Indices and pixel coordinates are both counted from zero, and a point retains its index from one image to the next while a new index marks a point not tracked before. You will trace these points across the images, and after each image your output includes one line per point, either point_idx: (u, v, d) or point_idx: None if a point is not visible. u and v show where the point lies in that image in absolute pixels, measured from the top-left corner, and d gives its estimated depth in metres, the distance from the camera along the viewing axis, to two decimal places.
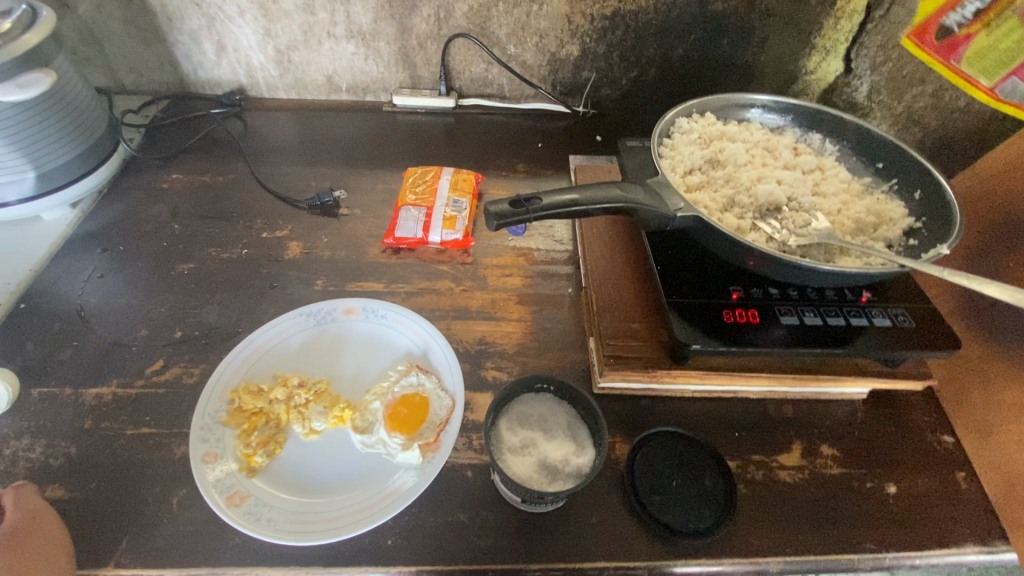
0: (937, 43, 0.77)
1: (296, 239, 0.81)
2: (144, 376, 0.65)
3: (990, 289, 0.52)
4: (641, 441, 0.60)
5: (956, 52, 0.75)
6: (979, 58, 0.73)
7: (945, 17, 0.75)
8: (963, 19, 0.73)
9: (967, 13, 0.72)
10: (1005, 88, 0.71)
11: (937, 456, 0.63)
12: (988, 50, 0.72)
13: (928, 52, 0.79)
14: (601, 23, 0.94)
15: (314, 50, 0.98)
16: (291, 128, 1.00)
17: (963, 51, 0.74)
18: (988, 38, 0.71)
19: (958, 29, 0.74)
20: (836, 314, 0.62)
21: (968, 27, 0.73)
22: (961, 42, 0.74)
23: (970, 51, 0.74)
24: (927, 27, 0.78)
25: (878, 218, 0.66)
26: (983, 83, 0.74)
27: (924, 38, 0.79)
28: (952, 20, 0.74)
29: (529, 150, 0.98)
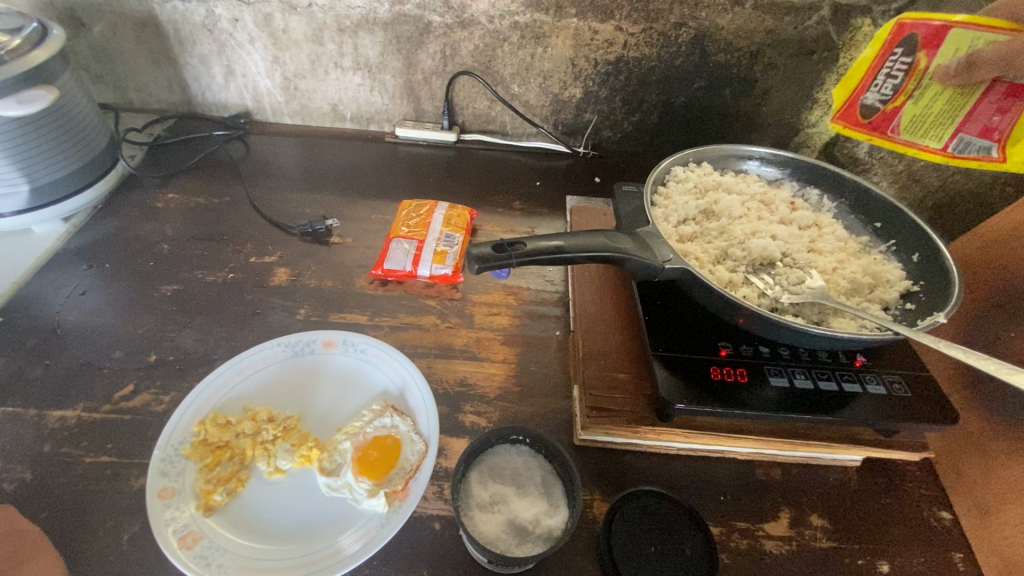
0: (863, 122, 0.76)
1: (284, 265, 0.80)
2: (112, 401, 0.63)
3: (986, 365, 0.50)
4: (620, 499, 0.57)
5: (889, 124, 0.73)
6: (918, 124, 0.70)
7: (864, 96, 0.74)
8: (883, 96, 0.72)
9: (884, 92, 0.72)
10: (957, 145, 0.69)
11: (934, 534, 0.60)
12: (923, 117, 0.69)
13: (860, 130, 0.76)
14: (604, 67, 0.95)
15: (320, 79, 1.00)
16: (293, 154, 1.01)
17: (896, 124, 0.72)
18: (915, 106, 0.69)
19: (880, 105, 0.73)
20: (828, 378, 0.60)
21: (891, 102, 0.71)
22: (891, 116, 0.72)
23: (904, 122, 0.71)
24: (850, 109, 0.77)
25: (874, 279, 0.64)
26: (932, 146, 0.70)
27: (850, 120, 0.77)
28: (872, 99, 0.74)
29: (527, 188, 0.98)
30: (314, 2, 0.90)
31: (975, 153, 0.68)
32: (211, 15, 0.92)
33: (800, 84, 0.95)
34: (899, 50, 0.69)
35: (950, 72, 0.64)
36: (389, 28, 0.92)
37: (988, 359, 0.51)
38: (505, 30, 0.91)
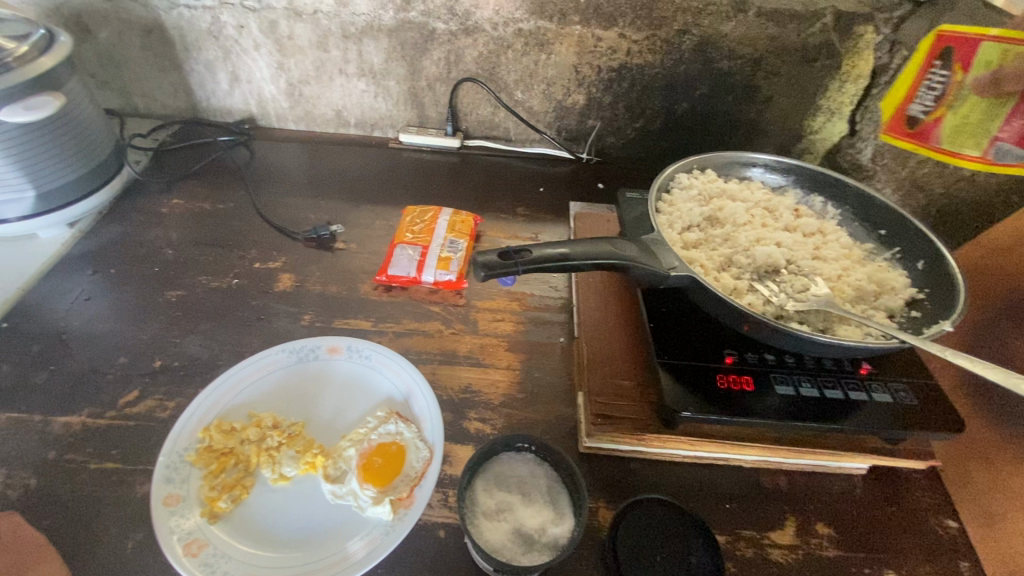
0: (906, 132, 0.81)
1: (288, 271, 0.80)
2: (117, 407, 0.63)
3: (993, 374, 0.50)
4: (626, 507, 0.57)
5: (931, 134, 0.78)
6: (958, 134, 0.75)
7: (911, 106, 0.80)
8: (926, 107, 0.78)
9: (927, 103, 0.78)
10: (996, 151, 0.73)
11: (941, 543, 0.60)
12: (963, 127, 0.75)
13: (905, 139, 0.82)
14: (607, 74, 0.95)
15: (325, 86, 1.00)
16: (298, 160, 1.01)
17: (939, 134, 0.77)
18: (955, 116, 0.75)
19: (924, 117, 0.79)
20: (834, 385, 0.60)
21: (932, 115, 0.78)
22: (933, 127, 0.78)
23: (945, 132, 0.77)
24: (895, 120, 0.83)
25: (879, 286, 0.64)
26: (972, 154, 0.75)
27: (896, 131, 0.83)
28: (917, 109, 0.79)
29: (530, 194, 0.98)
30: (319, 9, 0.90)
31: (1012, 161, 0.73)
32: (217, 22, 0.93)
33: (803, 91, 0.95)
34: (938, 63, 0.76)
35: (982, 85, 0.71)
36: (393, 35, 0.93)
37: (994, 368, 0.51)
38: (509, 37, 0.92)
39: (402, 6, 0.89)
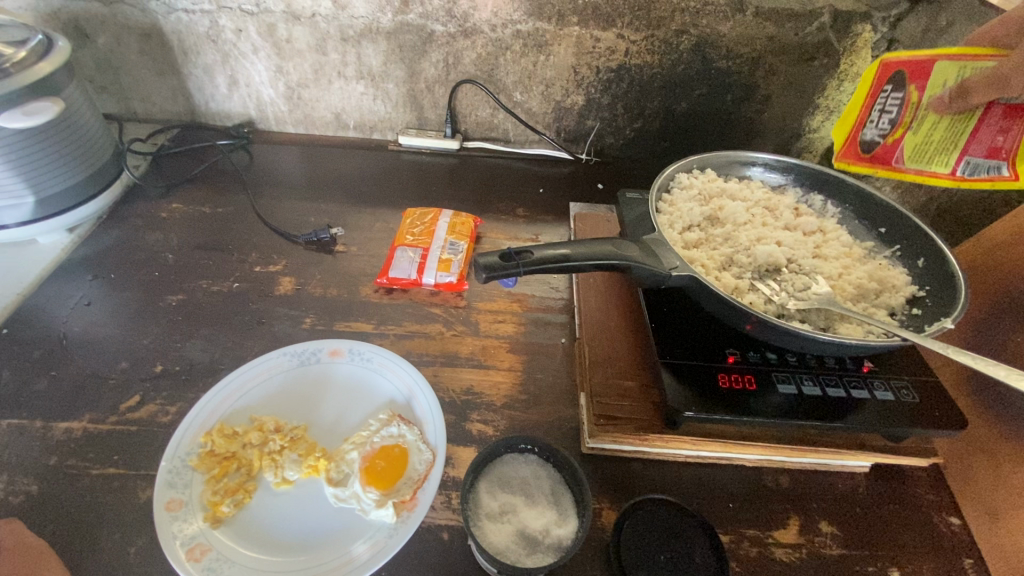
0: (864, 157, 0.74)
1: (289, 274, 0.80)
2: (118, 412, 0.63)
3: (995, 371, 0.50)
4: (629, 507, 0.57)
5: (893, 156, 0.70)
6: (923, 152, 0.67)
7: (864, 132, 0.73)
8: (882, 130, 0.71)
9: (882, 127, 0.71)
10: (967, 168, 0.65)
11: (944, 540, 0.60)
12: (925, 146, 0.67)
13: (865, 165, 0.74)
14: (606, 75, 0.95)
15: (324, 89, 1.00)
16: (297, 163, 1.01)
17: (900, 154, 0.69)
18: (916, 137, 0.67)
19: (880, 140, 0.72)
20: (836, 383, 0.60)
21: (891, 136, 0.70)
22: (892, 149, 0.70)
23: (907, 152, 0.69)
24: (851, 144, 0.76)
25: (880, 284, 0.64)
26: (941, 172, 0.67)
27: (853, 156, 0.76)
28: (872, 134, 0.73)
29: (530, 195, 0.98)
30: (318, 13, 0.90)
31: (986, 176, 0.64)
32: (216, 26, 0.93)
33: (801, 90, 0.95)
34: (888, 87, 0.70)
35: (941, 101, 0.62)
36: (392, 38, 0.93)
37: (996, 365, 0.52)
38: (507, 39, 0.92)
39: (400, 9, 0.89)
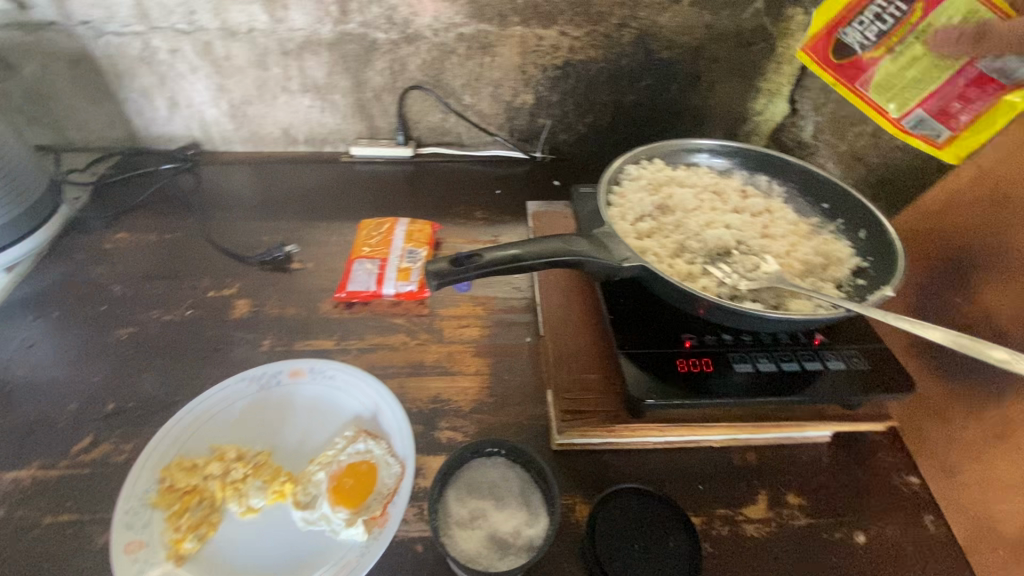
0: (834, 62, 0.83)
1: (244, 297, 0.78)
2: (70, 456, 0.60)
3: (932, 333, 0.52)
4: (602, 500, 0.57)
5: (862, 74, 0.80)
6: (888, 84, 0.78)
7: (847, 33, 0.80)
8: (867, 40, 0.78)
9: (869, 35, 0.77)
10: (907, 119, 0.78)
11: (905, 500, 0.62)
12: (889, 81, 0.78)
13: (830, 71, 0.84)
14: (553, 72, 0.96)
15: (269, 104, 0.98)
16: (248, 184, 0.99)
17: (871, 75, 0.80)
18: (892, 65, 0.77)
19: (861, 52, 0.79)
20: (790, 358, 0.61)
21: (873, 51, 0.78)
22: (869, 63, 0.79)
23: (877, 79, 0.79)
24: (826, 42, 0.83)
25: (826, 259, 0.66)
26: (886, 110, 0.80)
27: (819, 53, 0.84)
28: (855, 40, 0.79)
29: (488, 197, 0.98)
30: (254, 28, 0.89)
31: (923, 133, 0.76)
32: (149, 47, 0.90)
33: (743, 75, 0.98)
34: None
35: (947, 40, 0.69)
36: (334, 48, 0.92)
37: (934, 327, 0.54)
38: (451, 43, 0.92)
39: (339, 19, 0.88)
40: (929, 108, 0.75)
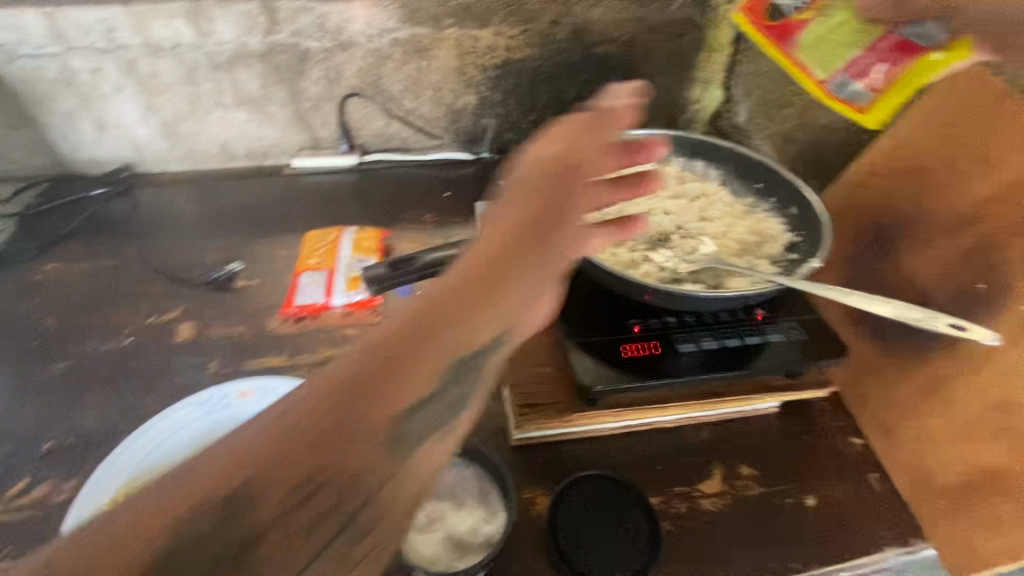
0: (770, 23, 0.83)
1: (188, 320, 0.76)
2: (4, 501, 0.58)
3: (854, 300, 0.55)
4: (562, 490, 0.58)
5: (794, 37, 0.81)
6: (816, 45, 0.78)
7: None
8: (798, 7, 0.80)
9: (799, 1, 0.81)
10: (835, 83, 0.76)
11: (850, 460, 0.65)
12: (822, 41, 0.78)
13: (765, 33, 0.84)
14: (492, 72, 0.96)
15: (203, 120, 0.95)
16: (188, 204, 0.96)
17: (800, 38, 0.81)
18: (821, 29, 0.77)
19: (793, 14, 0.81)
20: (731, 335, 0.63)
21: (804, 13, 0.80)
22: (798, 29, 0.81)
23: (807, 38, 0.80)
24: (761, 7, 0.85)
25: (760, 237, 0.69)
26: (813, 74, 0.79)
27: (755, 18, 0.85)
28: (786, 5, 0.82)
29: (436, 200, 0.99)
30: (180, 43, 0.86)
31: (845, 95, 0.76)
32: (68, 69, 0.86)
33: (677, 65, 1.00)
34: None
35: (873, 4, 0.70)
36: (266, 59, 0.90)
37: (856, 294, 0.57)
38: (386, 48, 0.91)
39: (268, 29, 0.86)
40: (855, 73, 0.74)
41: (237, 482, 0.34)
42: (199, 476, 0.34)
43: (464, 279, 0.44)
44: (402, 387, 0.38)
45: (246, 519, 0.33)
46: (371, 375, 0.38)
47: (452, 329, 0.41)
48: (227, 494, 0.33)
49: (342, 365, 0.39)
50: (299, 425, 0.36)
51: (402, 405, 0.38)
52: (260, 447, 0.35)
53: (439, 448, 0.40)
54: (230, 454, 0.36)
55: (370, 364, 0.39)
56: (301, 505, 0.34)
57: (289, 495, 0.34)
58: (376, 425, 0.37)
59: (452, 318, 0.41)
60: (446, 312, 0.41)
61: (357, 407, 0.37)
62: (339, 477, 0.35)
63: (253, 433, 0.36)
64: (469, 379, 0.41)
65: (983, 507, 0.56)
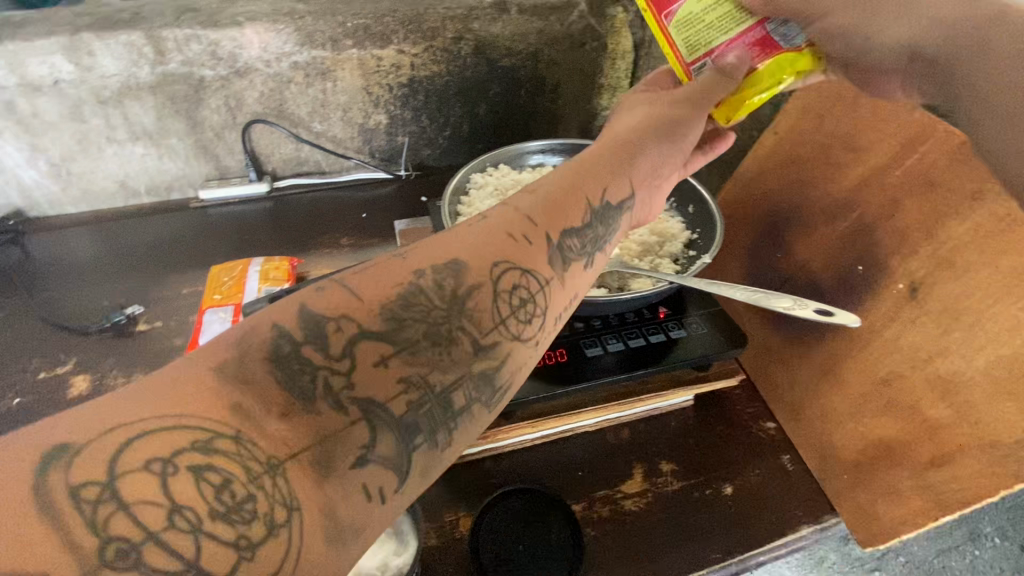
0: None
1: (82, 372, 0.72)
2: None
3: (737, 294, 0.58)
4: (484, 509, 0.58)
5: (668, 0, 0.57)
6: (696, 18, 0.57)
7: None
8: None
9: None
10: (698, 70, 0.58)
11: (764, 445, 0.66)
12: (697, 20, 0.57)
13: None
14: (400, 90, 0.96)
15: (95, 158, 0.90)
16: (85, 246, 0.91)
17: (676, 7, 0.57)
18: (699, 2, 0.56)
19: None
20: (637, 335, 0.65)
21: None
22: None
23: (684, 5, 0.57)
24: None
25: (662, 237, 0.71)
26: (678, 53, 0.59)
27: None
28: None
29: (353, 223, 0.98)
30: (60, 79, 0.81)
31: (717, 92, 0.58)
32: None
33: (583, 74, 1.03)
34: None
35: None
36: (158, 91, 0.86)
37: (740, 288, 0.60)
38: (287, 72, 0.89)
39: (157, 60, 0.82)
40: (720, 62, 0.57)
41: (426, 273, 0.41)
42: (391, 272, 0.40)
43: (611, 152, 0.55)
44: (562, 219, 0.48)
45: (413, 316, 0.39)
46: (545, 208, 0.48)
47: (589, 187, 0.51)
48: (387, 305, 0.38)
49: (517, 199, 0.48)
50: (490, 242, 0.44)
51: (566, 234, 0.48)
52: (459, 248, 0.43)
53: (587, 273, 0.50)
54: (404, 267, 0.41)
55: (540, 200, 0.48)
56: (479, 298, 0.41)
57: (441, 293, 0.40)
58: (554, 247, 0.47)
59: (595, 181, 0.52)
60: (588, 174, 0.52)
61: (536, 233, 0.46)
62: (513, 267, 0.44)
63: (459, 237, 0.44)
64: (607, 227, 0.51)
65: (882, 478, 0.57)
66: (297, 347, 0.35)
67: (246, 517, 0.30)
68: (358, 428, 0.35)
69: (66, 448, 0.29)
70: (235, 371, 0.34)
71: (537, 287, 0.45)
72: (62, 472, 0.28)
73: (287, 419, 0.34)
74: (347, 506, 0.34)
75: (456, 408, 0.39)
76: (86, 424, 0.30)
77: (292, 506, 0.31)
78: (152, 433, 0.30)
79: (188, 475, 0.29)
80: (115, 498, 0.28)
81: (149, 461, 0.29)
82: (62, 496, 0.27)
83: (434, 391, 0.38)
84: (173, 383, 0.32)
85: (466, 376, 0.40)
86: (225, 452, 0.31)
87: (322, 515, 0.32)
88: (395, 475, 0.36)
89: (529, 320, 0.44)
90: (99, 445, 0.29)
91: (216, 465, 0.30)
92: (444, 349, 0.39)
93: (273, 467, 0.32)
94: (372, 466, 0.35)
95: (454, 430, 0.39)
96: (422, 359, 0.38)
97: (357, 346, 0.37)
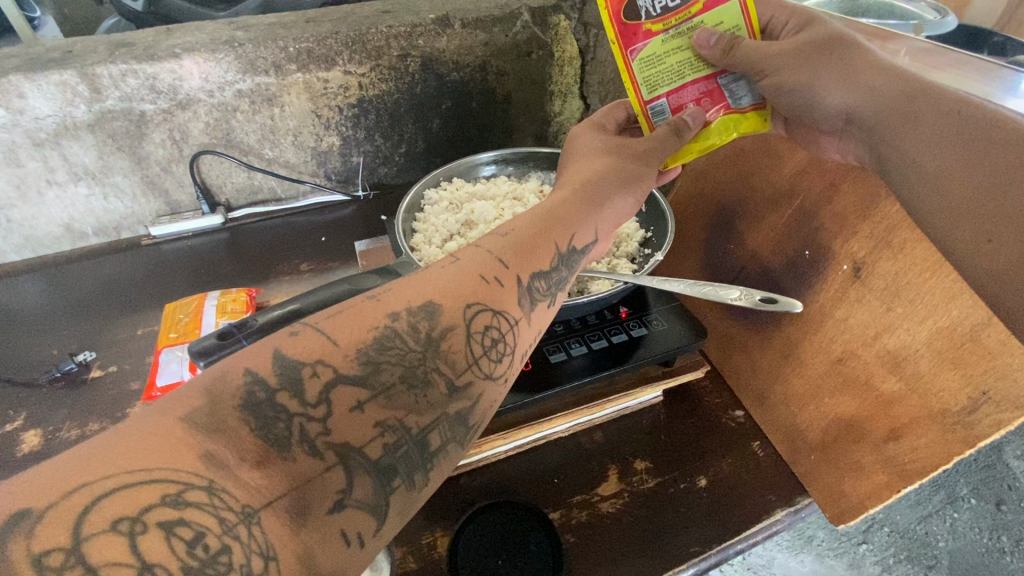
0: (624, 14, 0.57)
1: (33, 427, 0.68)
2: None
3: (688, 288, 0.59)
4: (460, 528, 0.57)
5: (635, 40, 0.58)
6: (658, 62, 0.59)
7: None
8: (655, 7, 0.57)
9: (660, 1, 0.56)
10: (655, 108, 0.60)
11: (732, 433, 0.68)
12: (659, 60, 0.58)
13: (611, 17, 0.57)
14: (350, 110, 0.95)
15: (36, 203, 0.87)
16: (32, 294, 0.87)
17: (642, 48, 0.58)
18: (664, 45, 0.58)
19: (643, 17, 0.57)
20: (599, 337, 0.66)
21: (655, 21, 0.57)
22: (640, 33, 0.57)
23: (649, 49, 0.58)
24: None
25: (619, 237, 0.72)
26: (638, 90, 0.60)
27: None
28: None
29: (313, 247, 0.97)
30: None
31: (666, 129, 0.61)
32: None
33: (533, 82, 1.04)
34: None
35: (709, 42, 0.56)
36: (97, 129, 0.83)
37: (687, 283, 0.61)
38: (231, 100, 0.87)
39: (93, 98, 0.80)
40: (674, 103, 0.60)
41: (401, 316, 0.41)
42: (365, 315, 0.40)
43: (575, 190, 0.56)
44: (530, 262, 0.49)
45: (390, 358, 0.39)
46: (514, 250, 0.49)
47: (556, 231, 0.52)
48: (364, 345, 0.38)
49: (489, 242, 0.49)
50: (463, 285, 0.44)
51: (535, 276, 0.49)
52: (434, 291, 0.43)
53: (550, 313, 0.51)
54: (379, 309, 0.41)
55: (508, 246, 0.49)
56: (453, 340, 0.42)
57: (418, 331, 0.41)
58: (523, 289, 0.47)
59: (561, 225, 0.53)
60: (554, 220, 0.53)
61: (507, 276, 0.47)
62: (486, 309, 0.44)
63: (433, 279, 0.44)
64: (569, 270, 0.53)
65: (845, 456, 0.59)
66: (272, 394, 0.35)
67: (222, 569, 0.29)
68: (334, 473, 0.35)
69: (26, 514, 0.27)
70: (207, 421, 0.33)
71: (508, 326, 0.45)
72: (21, 542, 0.26)
73: (262, 467, 0.33)
74: (326, 551, 0.33)
75: (433, 447, 0.39)
76: (49, 486, 0.28)
77: (268, 555, 0.31)
78: (118, 490, 0.28)
79: (159, 532, 0.28)
80: (82, 564, 0.26)
81: (117, 520, 0.28)
82: (22, 564, 0.26)
83: (411, 433, 0.38)
84: (142, 432, 0.31)
85: (441, 417, 0.40)
86: (199, 504, 0.30)
87: (300, 564, 0.32)
88: (374, 517, 0.36)
89: (500, 358, 0.44)
90: (63, 507, 0.27)
91: (189, 518, 0.29)
92: (420, 392, 0.39)
93: (249, 516, 0.31)
94: (348, 509, 0.35)
95: (431, 469, 0.39)
96: (399, 400, 0.38)
97: (335, 390, 0.36)
